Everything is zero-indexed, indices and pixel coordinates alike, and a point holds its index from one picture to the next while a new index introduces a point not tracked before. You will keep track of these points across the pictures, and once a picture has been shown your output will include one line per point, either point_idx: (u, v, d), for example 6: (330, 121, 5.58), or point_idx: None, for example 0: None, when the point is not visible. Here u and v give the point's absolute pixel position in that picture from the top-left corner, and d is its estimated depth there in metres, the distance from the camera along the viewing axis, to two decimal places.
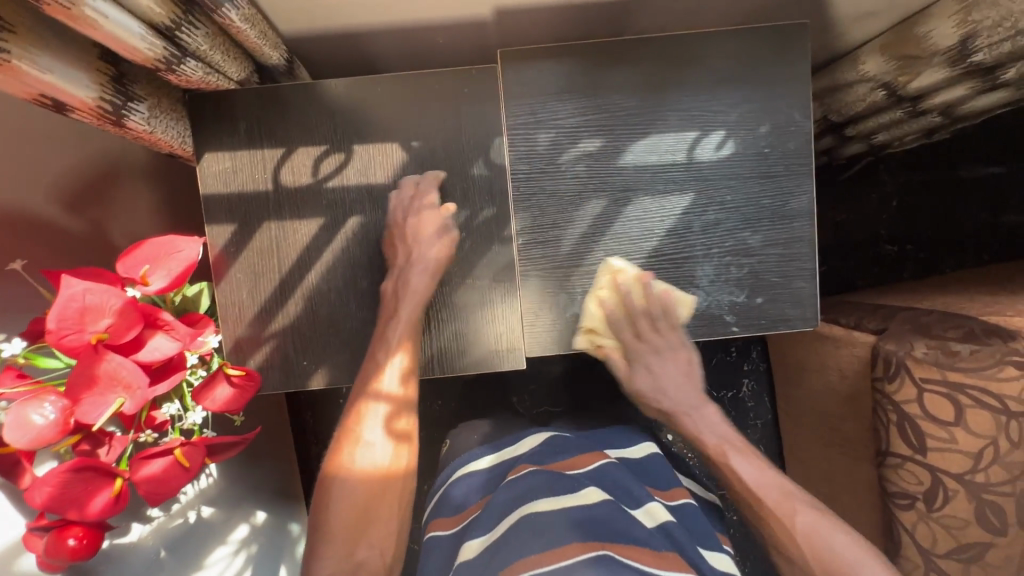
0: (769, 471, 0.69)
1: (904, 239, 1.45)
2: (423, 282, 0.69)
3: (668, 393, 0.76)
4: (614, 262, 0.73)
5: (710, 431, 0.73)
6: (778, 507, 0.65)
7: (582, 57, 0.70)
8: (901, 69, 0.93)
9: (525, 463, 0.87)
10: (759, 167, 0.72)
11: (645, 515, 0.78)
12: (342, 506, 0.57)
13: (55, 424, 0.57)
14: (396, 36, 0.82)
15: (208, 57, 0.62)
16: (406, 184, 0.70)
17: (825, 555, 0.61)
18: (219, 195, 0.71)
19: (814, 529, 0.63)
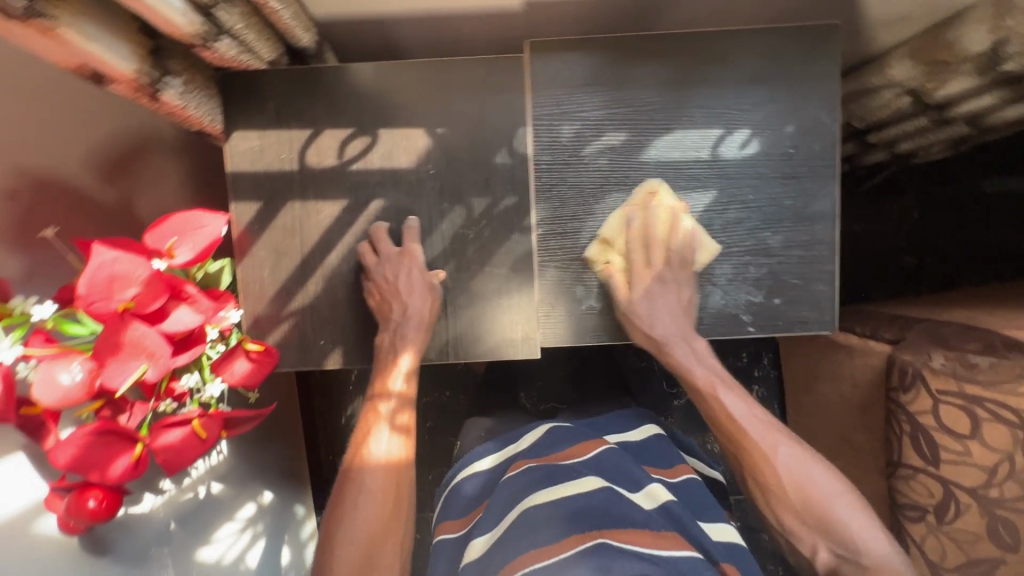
0: (756, 407, 0.68)
1: (924, 251, 1.44)
2: (418, 335, 0.70)
3: (661, 323, 0.71)
4: (656, 182, 0.72)
5: (698, 362, 0.70)
6: (765, 442, 0.64)
7: (608, 50, 0.70)
8: (929, 76, 0.92)
9: (525, 458, 0.87)
10: (782, 167, 0.72)
11: (645, 496, 0.78)
12: (363, 496, 0.59)
13: (83, 385, 0.58)
14: (424, 24, 0.82)
15: (243, 37, 0.64)
16: (382, 241, 0.71)
17: (803, 484, 0.61)
18: (247, 173, 0.72)
19: (795, 463, 0.63)
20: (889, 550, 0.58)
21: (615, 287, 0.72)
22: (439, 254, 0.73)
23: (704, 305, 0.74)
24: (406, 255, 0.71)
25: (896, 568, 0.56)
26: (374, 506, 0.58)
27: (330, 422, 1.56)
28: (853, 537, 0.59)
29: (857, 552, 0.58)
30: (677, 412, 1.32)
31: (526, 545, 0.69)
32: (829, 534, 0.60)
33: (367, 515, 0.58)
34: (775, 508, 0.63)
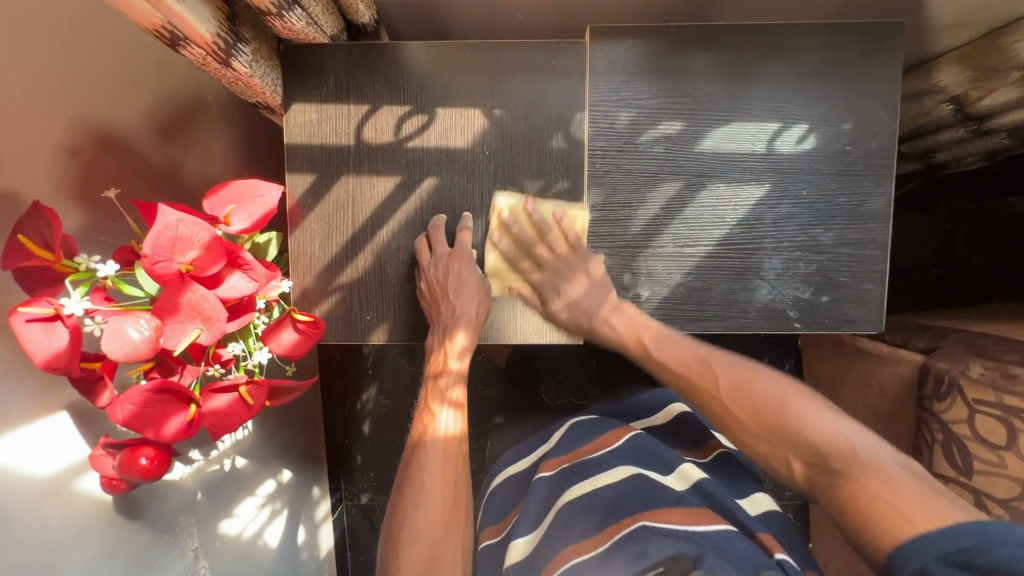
0: (691, 346, 0.68)
1: (953, 265, 1.42)
2: (468, 335, 0.71)
3: (587, 301, 0.73)
4: (498, 195, 0.73)
5: (625, 320, 0.71)
6: (709, 372, 0.64)
7: (669, 39, 0.70)
8: (976, 83, 0.92)
9: (553, 456, 0.88)
10: (837, 164, 0.71)
11: (679, 478, 0.79)
12: (431, 477, 0.62)
13: (149, 342, 0.59)
14: (480, 7, 0.83)
15: (311, 8, 0.64)
16: (437, 238, 0.72)
17: (747, 403, 0.60)
18: (303, 146, 0.73)
19: (740, 382, 0.62)
20: (863, 438, 0.54)
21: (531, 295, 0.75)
22: (489, 235, 0.74)
23: (751, 299, 0.73)
24: (454, 254, 0.71)
25: (866, 450, 0.53)
26: (438, 492, 0.61)
27: (349, 405, 1.57)
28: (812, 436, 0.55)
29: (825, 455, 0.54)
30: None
31: (563, 544, 0.70)
32: (796, 446, 0.56)
33: (433, 501, 0.60)
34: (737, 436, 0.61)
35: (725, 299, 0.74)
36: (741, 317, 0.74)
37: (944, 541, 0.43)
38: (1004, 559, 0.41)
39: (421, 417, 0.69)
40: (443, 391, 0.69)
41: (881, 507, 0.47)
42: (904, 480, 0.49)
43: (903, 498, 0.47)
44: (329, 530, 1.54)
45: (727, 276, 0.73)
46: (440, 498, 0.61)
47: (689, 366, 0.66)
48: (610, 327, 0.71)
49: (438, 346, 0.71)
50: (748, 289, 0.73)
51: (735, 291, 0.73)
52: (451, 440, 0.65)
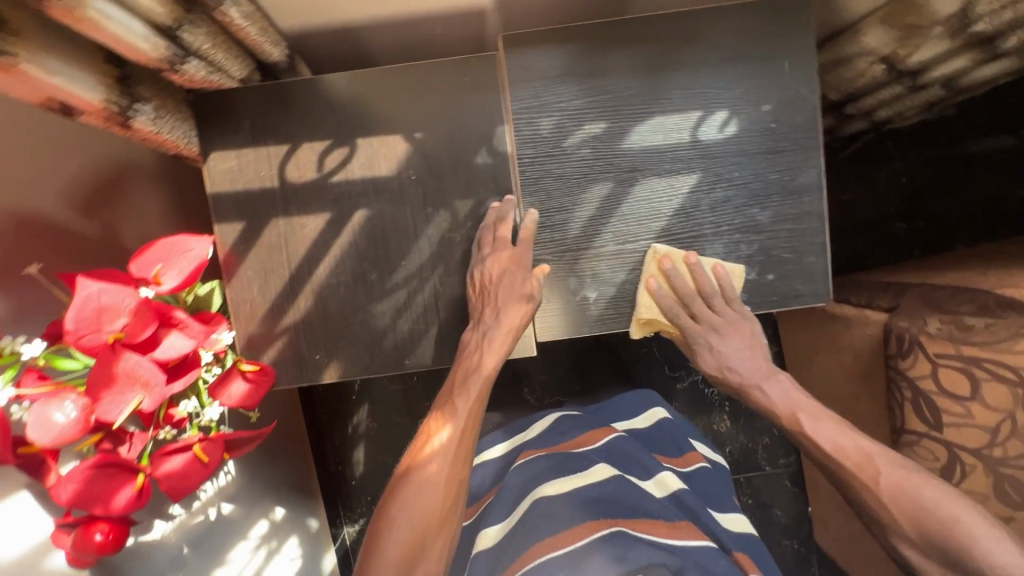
0: (852, 434, 0.71)
1: (915, 217, 1.44)
2: (503, 338, 0.69)
3: (741, 366, 0.77)
4: (660, 249, 0.71)
5: (780, 395, 0.76)
6: (870, 466, 0.67)
7: (580, 38, 0.69)
8: (902, 42, 0.93)
9: (534, 448, 0.91)
10: (765, 143, 0.70)
11: (657, 485, 0.83)
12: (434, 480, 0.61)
13: (76, 423, 0.58)
14: (396, 27, 0.82)
15: (211, 56, 0.63)
16: (496, 233, 0.69)
17: (911, 507, 0.64)
18: (226, 193, 0.72)
19: (907, 487, 0.65)
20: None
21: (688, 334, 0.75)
22: (426, 260, 0.73)
23: None
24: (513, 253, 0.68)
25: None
26: (437, 492, 0.61)
27: (337, 432, 1.56)
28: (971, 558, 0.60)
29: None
30: (681, 395, 1.31)
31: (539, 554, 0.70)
32: (960, 568, 0.61)
33: (425, 496, 0.60)
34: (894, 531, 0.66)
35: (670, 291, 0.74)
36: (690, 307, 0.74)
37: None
38: None
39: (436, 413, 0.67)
40: (464, 389, 0.67)
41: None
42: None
43: None
44: (331, 557, 1.53)
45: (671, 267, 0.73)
46: (434, 495, 0.61)
47: (849, 456, 0.69)
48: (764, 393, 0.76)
49: (475, 340, 0.69)
50: None
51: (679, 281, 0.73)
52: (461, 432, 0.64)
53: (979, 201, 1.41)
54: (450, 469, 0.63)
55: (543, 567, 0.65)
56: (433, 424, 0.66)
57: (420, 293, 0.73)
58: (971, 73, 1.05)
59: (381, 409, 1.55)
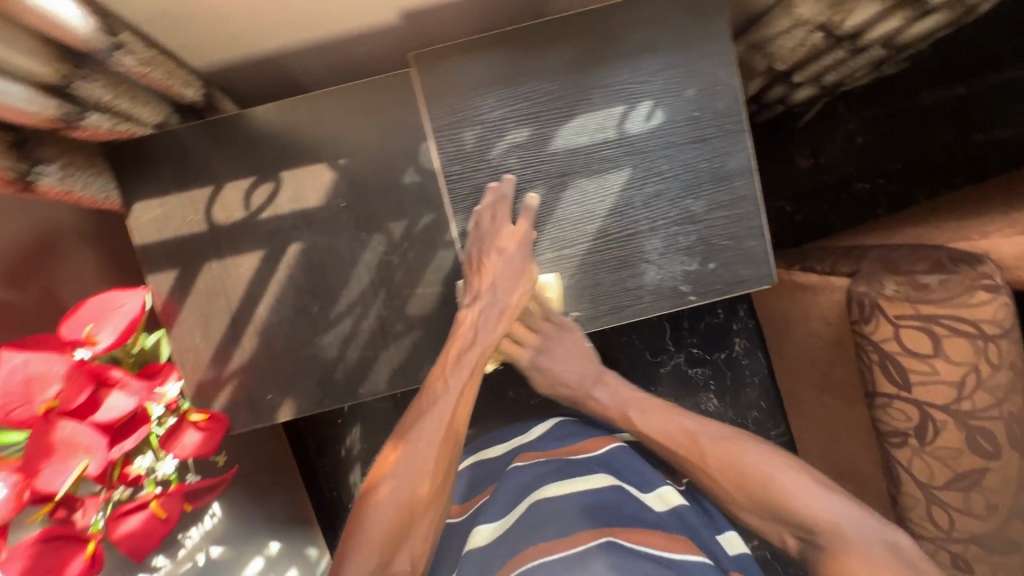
0: (676, 418, 0.76)
1: (875, 175, 1.45)
2: (495, 318, 0.70)
3: (567, 374, 0.79)
4: None
5: (612, 396, 0.80)
6: (694, 446, 0.73)
7: (495, 47, 0.69)
8: (834, 9, 0.94)
9: (534, 452, 0.89)
10: (690, 132, 0.71)
11: (657, 499, 0.79)
12: (425, 454, 0.63)
13: (9, 501, 0.55)
14: (319, 53, 0.81)
15: (115, 107, 0.61)
16: (498, 210, 0.69)
17: (736, 475, 0.70)
18: (155, 243, 0.70)
19: (728, 455, 0.71)
20: (832, 507, 0.65)
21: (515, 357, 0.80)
22: (367, 286, 0.72)
23: (641, 283, 0.74)
24: (514, 234, 0.69)
25: (840, 519, 0.63)
26: (427, 470, 0.63)
27: (327, 457, 1.50)
28: (789, 504, 0.66)
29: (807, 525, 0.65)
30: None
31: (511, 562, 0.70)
32: (789, 520, 0.66)
33: (414, 476, 0.62)
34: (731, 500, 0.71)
35: (614, 289, 0.74)
36: (635, 303, 0.75)
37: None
38: None
39: (431, 384, 0.67)
40: (459, 365, 0.68)
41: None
42: (878, 556, 0.59)
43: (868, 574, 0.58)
44: None
45: (611, 265, 0.74)
46: (422, 476, 0.62)
47: (679, 443, 0.74)
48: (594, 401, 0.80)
49: (468, 322, 0.69)
50: (636, 275, 0.74)
51: (621, 277, 0.74)
52: (451, 411, 0.66)
53: (938, 151, 1.41)
54: (437, 446, 0.64)
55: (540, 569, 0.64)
56: (420, 398, 0.67)
57: (366, 320, 0.72)
58: (908, 30, 1.05)
59: (374, 429, 1.50)
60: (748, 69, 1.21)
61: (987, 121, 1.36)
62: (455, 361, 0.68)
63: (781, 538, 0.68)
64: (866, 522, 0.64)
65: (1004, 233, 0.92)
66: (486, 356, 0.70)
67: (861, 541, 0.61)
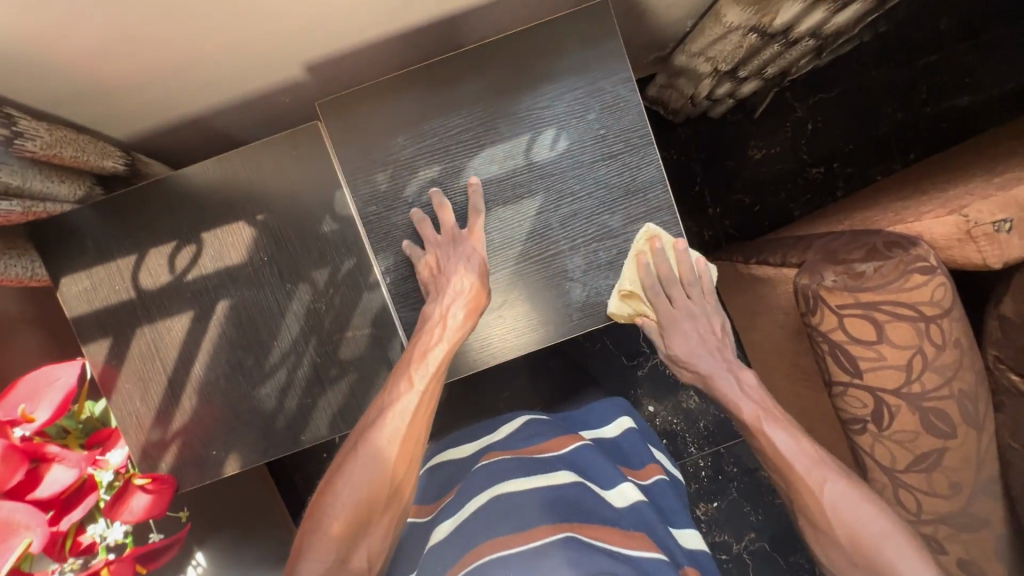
0: (803, 442, 0.72)
1: (830, 158, 1.43)
2: (460, 315, 0.69)
3: (701, 361, 0.79)
4: (653, 229, 0.73)
5: (748, 398, 0.76)
6: (811, 478, 0.70)
7: (397, 89, 0.71)
8: (761, 13, 0.94)
9: (500, 450, 0.85)
10: (598, 151, 0.73)
11: (617, 495, 0.77)
12: (388, 450, 0.63)
13: None
14: (244, 107, 0.83)
15: (27, 190, 0.63)
16: (443, 218, 0.71)
17: (848, 524, 0.67)
18: (87, 314, 0.72)
19: (846, 507, 0.68)
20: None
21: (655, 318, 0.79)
22: (298, 335, 0.73)
23: (568, 302, 0.75)
24: (473, 237, 0.72)
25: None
26: (388, 467, 0.63)
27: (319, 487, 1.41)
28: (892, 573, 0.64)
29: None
30: (644, 380, 1.36)
31: None
32: None
33: (375, 471, 0.62)
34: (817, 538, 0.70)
35: (543, 309, 0.75)
36: (565, 322, 0.76)
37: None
38: None
39: (393, 381, 0.67)
40: (423, 365, 0.67)
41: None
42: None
43: None
44: None
45: (537, 287, 0.75)
46: (383, 473, 0.63)
47: (804, 467, 0.70)
48: (728, 383, 0.78)
49: (434, 319, 0.69)
50: (562, 294, 0.75)
51: (548, 297, 0.75)
52: (414, 410, 0.65)
53: (891, 128, 1.41)
54: (400, 444, 0.64)
55: (496, 564, 0.60)
56: (385, 393, 0.66)
57: (300, 368, 0.73)
58: (832, 21, 1.04)
59: None
60: (693, 75, 1.19)
61: (931, 95, 1.39)
62: (420, 360, 0.67)
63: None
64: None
65: (935, 213, 0.90)
66: (449, 357, 0.69)
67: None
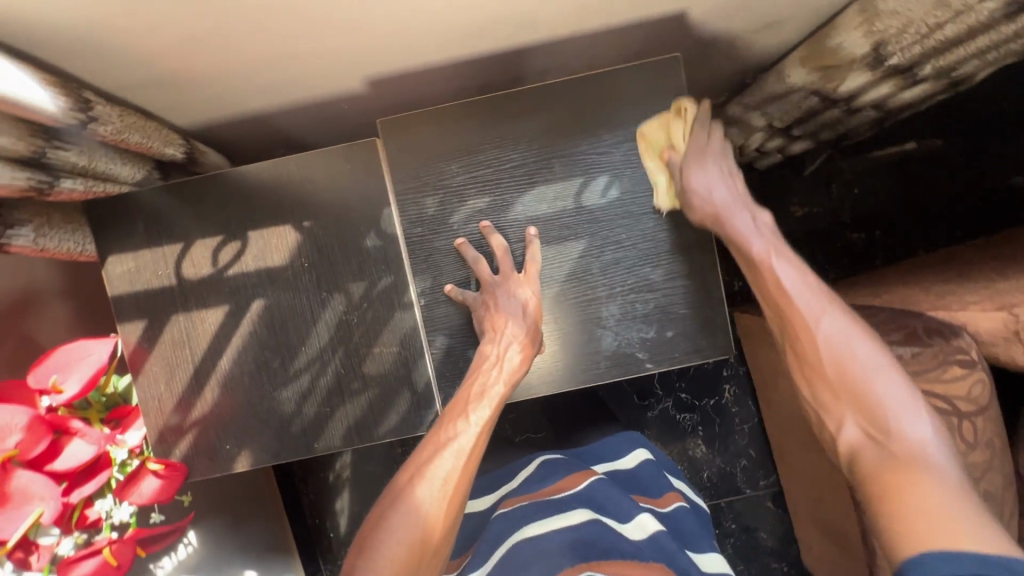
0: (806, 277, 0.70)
1: (871, 225, 1.38)
2: (514, 357, 0.70)
3: (714, 196, 0.70)
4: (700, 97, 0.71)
5: (758, 234, 0.71)
6: (807, 311, 0.67)
7: (458, 116, 0.71)
8: (826, 79, 0.92)
9: (518, 496, 0.84)
10: (648, 204, 0.73)
11: (635, 528, 0.76)
12: (437, 489, 0.60)
13: None
14: (304, 110, 0.84)
15: (90, 169, 0.65)
16: (503, 261, 0.72)
17: (842, 355, 0.65)
18: (127, 294, 0.74)
19: (838, 349, 0.66)
20: (932, 440, 0.58)
21: (679, 158, 0.71)
22: (327, 343, 0.73)
23: (598, 349, 0.75)
24: (527, 281, 0.72)
25: (932, 454, 0.57)
26: (440, 508, 0.58)
27: (314, 479, 1.38)
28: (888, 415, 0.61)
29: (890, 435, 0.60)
30: (653, 423, 1.33)
31: None
32: (869, 413, 0.62)
33: (425, 512, 0.58)
34: (806, 374, 0.68)
35: (574, 353, 0.75)
36: (592, 368, 0.75)
37: (965, 559, 0.45)
38: None
39: (446, 420, 0.65)
40: (475, 405, 0.66)
41: (909, 512, 0.51)
42: (952, 487, 0.52)
43: (948, 506, 0.50)
44: None
45: (572, 329, 0.75)
46: (434, 514, 0.58)
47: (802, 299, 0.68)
48: (739, 218, 0.70)
49: (490, 361, 0.69)
50: (593, 340, 0.75)
51: (581, 343, 0.75)
52: (470, 448, 0.63)
53: (943, 204, 1.35)
54: (450, 483, 0.61)
55: None
56: (438, 430, 0.65)
57: (323, 376, 0.74)
58: (901, 95, 1.02)
59: (366, 454, 1.40)
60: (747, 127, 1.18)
61: (985, 173, 1.32)
62: (479, 399, 0.67)
63: (837, 425, 0.64)
64: (950, 468, 0.56)
65: (982, 305, 0.88)
66: (505, 399, 0.68)
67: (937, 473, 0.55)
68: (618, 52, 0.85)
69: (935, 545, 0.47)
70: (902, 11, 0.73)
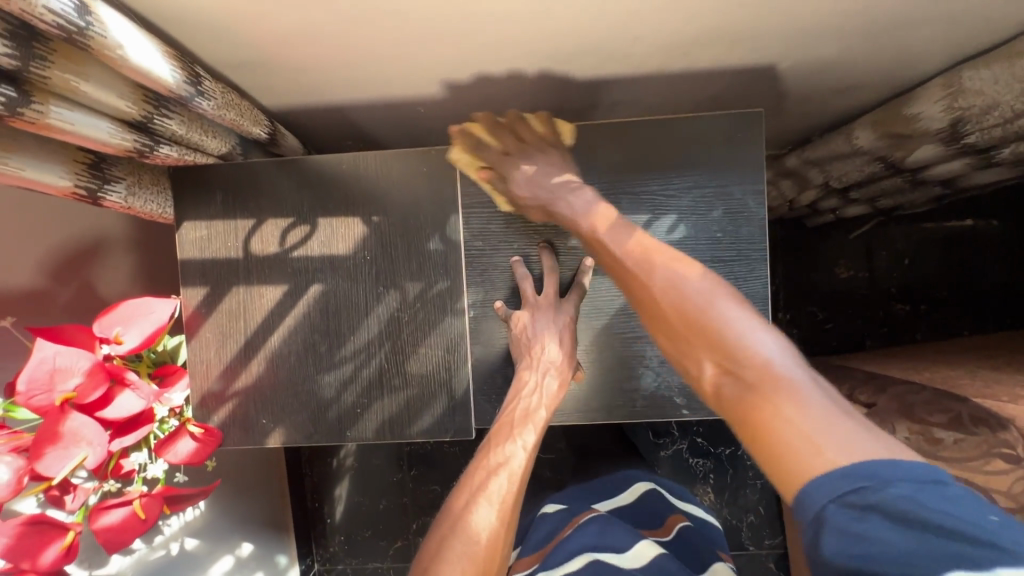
0: (633, 232, 0.65)
1: (917, 298, 1.34)
2: (552, 383, 0.70)
3: (538, 189, 0.70)
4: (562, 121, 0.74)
5: (579, 206, 0.68)
6: (640, 267, 0.62)
7: (535, 139, 0.73)
8: (896, 146, 0.90)
9: (523, 556, 0.84)
10: (712, 251, 0.73)
11: (633, 557, 0.74)
12: (492, 511, 0.60)
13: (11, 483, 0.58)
14: (383, 108, 0.87)
15: (187, 139, 0.68)
16: (550, 282, 0.72)
17: (676, 300, 0.58)
18: (194, 260, 0.77)
19: (670, 285, 0.59)
20: (780, 356, 0.50)
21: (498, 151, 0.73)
22: (374, 336, 0.75)
23: (636, 387, 0.75)
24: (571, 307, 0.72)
25: (783, 371, 0.48)
26: (498, 528, 0.59)
27: (319, 463, 1.38)
28: (734, 346, 0.52)
29: (739, 363, 0.51)
30: (665, 463, 1.31)
31: None
32: (718, 357, 0.53)
33: (486, 535, 0.58)
34: (660, 330, 0.60)
35: (611, 387, 0.75)
36: (627, 404, 0.75)
37: (840, 480, 0.39)
38: (893, 499, 0.37)
39: (489, 445, 0.67)
40: (521, 428, 0.67)
41: (779, 448, 0.43)
42: (813, 403, 0.44)
43: (806, 432, 0.42)
44: None
45: (612, 365, 0.75)
46: (490, 538, 0.58)
47: (631, 255, 0.63)
48: (565, 203, 0.69)
49: (530, 387, 0.69)
50: (632, 378, 0.75)
51: (620, 380, 0.75)
52: (521, 471, 0.64)
53: (996, 288, 1.29)
54: (505, 505, 0.61)
55: None
56: (487, 453, 0.66)
57: (366, 367, 0.76)
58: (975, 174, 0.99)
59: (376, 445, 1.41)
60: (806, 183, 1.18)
61: None
62: (524, 422, 0.67)
63: (696, 369, 0.55)
64: (816, 381, 0.48)
65: None
66: (547, 422, 0.69)
67: (795, 388, 0.46)
68: (695, 94, 0.86)
69: (818, 475, 0.40)
70: (988, 90, 0.70)
